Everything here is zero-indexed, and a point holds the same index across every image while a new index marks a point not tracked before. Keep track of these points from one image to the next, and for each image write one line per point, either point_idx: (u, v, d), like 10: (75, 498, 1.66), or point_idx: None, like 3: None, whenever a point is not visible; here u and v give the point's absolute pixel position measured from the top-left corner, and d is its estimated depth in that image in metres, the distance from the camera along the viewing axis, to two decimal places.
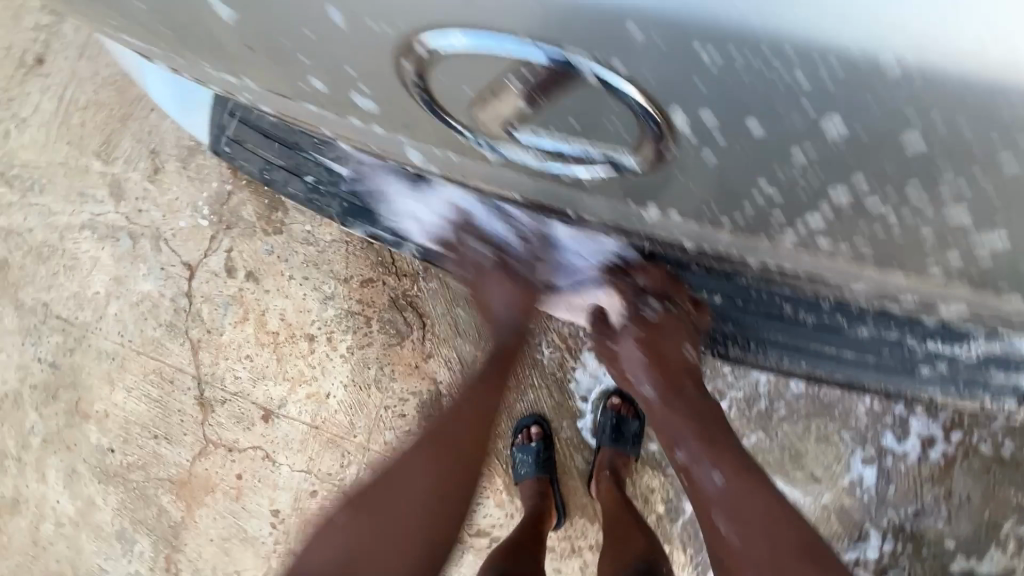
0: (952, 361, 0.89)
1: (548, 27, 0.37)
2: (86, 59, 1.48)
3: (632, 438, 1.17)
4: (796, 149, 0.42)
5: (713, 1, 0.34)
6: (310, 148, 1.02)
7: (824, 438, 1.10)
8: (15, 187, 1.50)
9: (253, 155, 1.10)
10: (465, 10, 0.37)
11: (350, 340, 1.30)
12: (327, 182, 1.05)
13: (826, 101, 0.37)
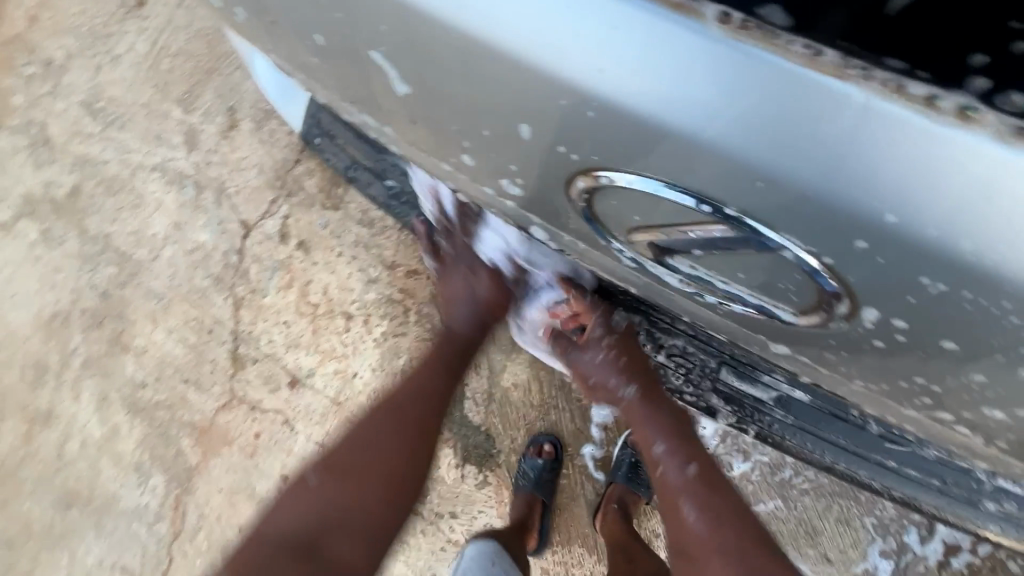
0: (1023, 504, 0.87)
1: (722, 193, 0.40)
2: (184, 9, 1.52)
3: (648, 481, 1.16)
4: (925, 342, 0.43)
5: (889, 217, 0.36)
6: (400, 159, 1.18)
7: (844, 522, 1.07)
8: (98, 119, 1.57)
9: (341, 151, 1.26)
10: (647, 161, 0.40)
11: (385, 327, 1.32)
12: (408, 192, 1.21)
13: (956, 316, 0.39)
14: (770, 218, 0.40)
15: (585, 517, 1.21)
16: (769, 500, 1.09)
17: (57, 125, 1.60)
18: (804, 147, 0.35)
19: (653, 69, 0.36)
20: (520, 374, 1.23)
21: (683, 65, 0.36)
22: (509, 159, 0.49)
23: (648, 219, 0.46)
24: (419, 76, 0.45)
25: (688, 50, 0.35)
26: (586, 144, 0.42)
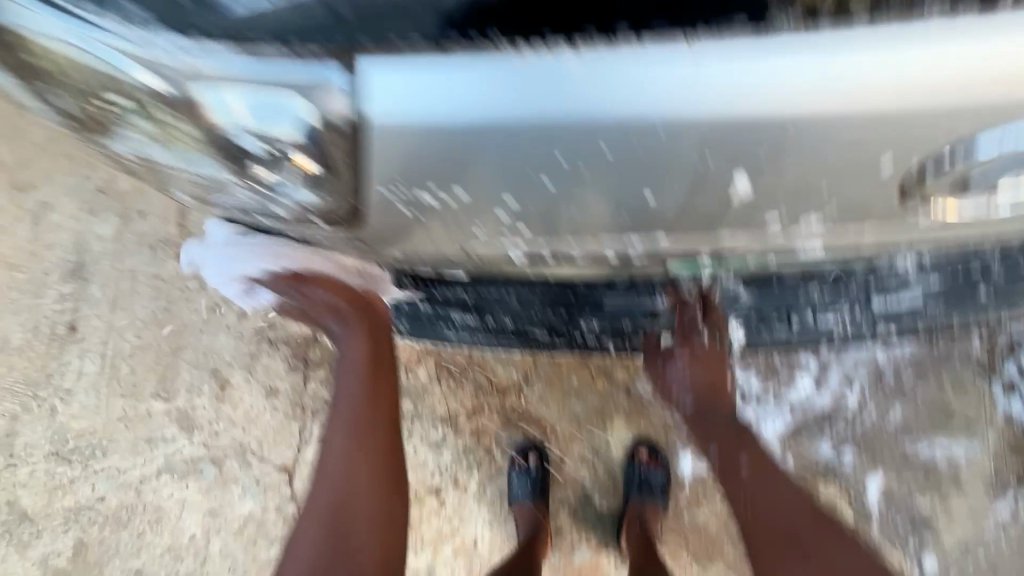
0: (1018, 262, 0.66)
1: (741, 155, 0.43)
2: (120, 309, 1.49)
3: (660, 489, 1.17)
4: (973, 232, 0.56)
5: (891, 109, 0.40)
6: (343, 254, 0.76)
7: (960, 385, 1.13)
8: (76, 461, 1.44)
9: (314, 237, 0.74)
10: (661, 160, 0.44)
11: (477, 478, 1.28)
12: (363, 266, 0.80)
13: None
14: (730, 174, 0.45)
15: None
16: (895, 407, 1.15)
17: (30, 493, 1.45)
18: (726, 96, 0.40)
19: (518, 85, 0.40)
20: (626, 439, 1.23)
21: (647, 77, 0.40)
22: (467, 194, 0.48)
23: (573, 214, 0.49)
24: (481, 169, 0.45)
25: (652, 62, 0.39)
26: (576, 175, 0.45)
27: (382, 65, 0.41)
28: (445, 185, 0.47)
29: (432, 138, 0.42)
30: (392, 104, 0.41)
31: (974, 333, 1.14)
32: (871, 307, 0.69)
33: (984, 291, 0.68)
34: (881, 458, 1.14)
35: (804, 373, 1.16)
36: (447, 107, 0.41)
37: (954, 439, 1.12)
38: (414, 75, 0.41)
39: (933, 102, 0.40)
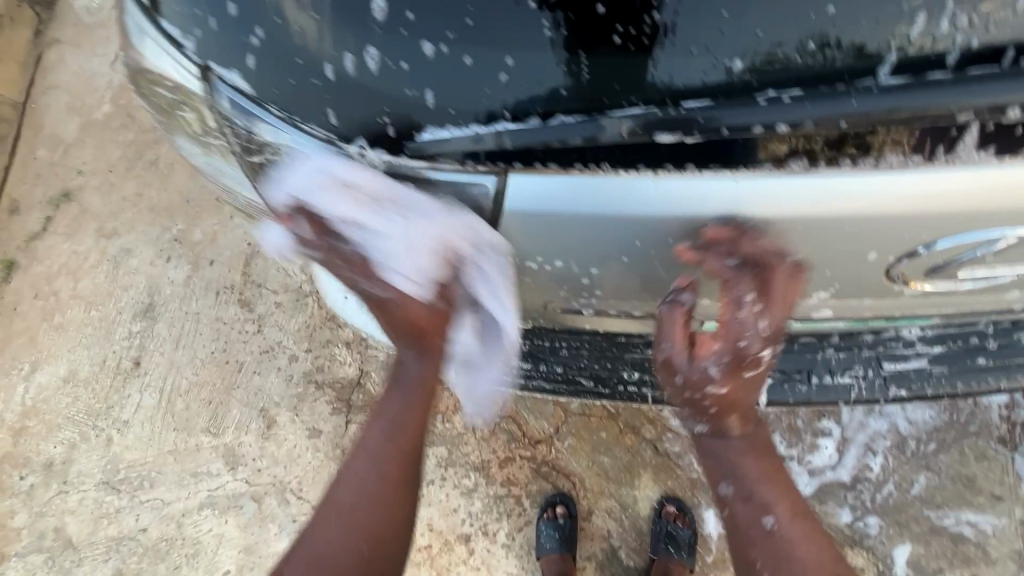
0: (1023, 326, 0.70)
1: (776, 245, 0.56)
2: (182, 347, 1.61)
3: (687, 546, 1.20)
4: (967, 308, 0.65)
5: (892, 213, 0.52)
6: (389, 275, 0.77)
7: (982, 457, 1.17)
8: (124, 490, 1.52)
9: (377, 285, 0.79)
10: (712, 247, 0.56)
11: (507, 527, 1.32)
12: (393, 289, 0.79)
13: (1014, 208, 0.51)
14: (767, 259, 0.57)
15: None
16: (919, 476, 1.18)
17: (76, 521, 1.52)
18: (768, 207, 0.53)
19: (611, 191, 0.54)
20: (653, 495, 1.27)
21: (710, 191, 0.53)
22: (552, 263, 0.61)
23: (637, 281, 0.62)
24: (572, 246, 0.58)
25: (714, 182, 0.53)
26: (645, 254, 0.58)
27: (524, 176, 0.55)
28: (547, 259, 0.60)
29: (547, 226, 0.56)
30: (522, 202, 0.56)
31: (991, 407, 1.19)
32: (878, 369, 0.73)
33: (983, 361, 0.72)
34: (908, 528, 1.16)
35: (826, 438, 1.21)
36: (554, 202, 0.55)
37: (979, 512, 1.14)
38: (543, 181, 0.55)
39: (928, 223, 0.52)
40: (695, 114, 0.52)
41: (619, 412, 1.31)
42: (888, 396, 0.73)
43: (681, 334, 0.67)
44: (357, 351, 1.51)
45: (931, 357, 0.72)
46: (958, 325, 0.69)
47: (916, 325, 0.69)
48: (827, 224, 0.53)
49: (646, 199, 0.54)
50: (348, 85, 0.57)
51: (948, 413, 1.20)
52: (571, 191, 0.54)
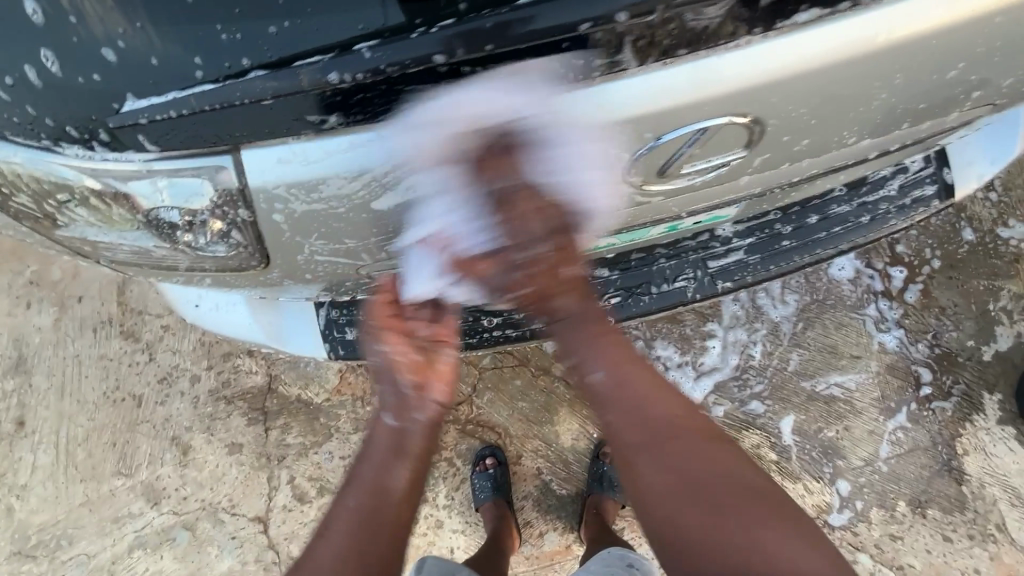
0: (821, 206, 0.77)
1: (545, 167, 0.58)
2: (68, 395, 1.50)
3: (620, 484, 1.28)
4: (760, 197, 0.71)
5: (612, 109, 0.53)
6: (158, 268, 0.70)
7: (841, 325, 1.32)
8: (42, 555, 1.42)
9: (199, 286, 0.75)
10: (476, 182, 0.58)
11: (445, 489, 1.36)
12: (198, 281, 0.72)
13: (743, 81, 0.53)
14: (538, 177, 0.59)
15: None
16: (792, 354, 1.33)
17: None
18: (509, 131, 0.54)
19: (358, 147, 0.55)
20: (574, 426, 1.35)
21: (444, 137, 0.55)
22: (336, 224, 0.60)
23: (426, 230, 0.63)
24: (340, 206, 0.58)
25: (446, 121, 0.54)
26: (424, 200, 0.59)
27: (258, 148, 0.55)
28: (318, 221, 0.60)
29: (298, 192, 0.56)
30: (265, 174, 0.56)
31: (841, 282, 1.34)
32: (706, 268, 0.80)
33: (788, 243, 0.78)
34: (790, 401, 1.31)
35: (712, 339, 1.34)
36: (309, 164, 0.55)
37: (845, 373, 1.31)
38: (280, 148, 0.55)
39: (614, 134, 0.55)
40: (459, 27, 0.51)
41: (529, 358, 1.37)
42: (715, 290, 0.80)
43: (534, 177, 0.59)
44: (262, 358, 1.47)
45: (746, 249, 0.79)
46: (758, 216, 0.76)
47: (724, 223, 0.75)
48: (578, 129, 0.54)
49: (374, 150, 0.55)
50: (41, 95, 0.56)
51: (807, 294, 1.34)
52: (322, 153, 0.55)
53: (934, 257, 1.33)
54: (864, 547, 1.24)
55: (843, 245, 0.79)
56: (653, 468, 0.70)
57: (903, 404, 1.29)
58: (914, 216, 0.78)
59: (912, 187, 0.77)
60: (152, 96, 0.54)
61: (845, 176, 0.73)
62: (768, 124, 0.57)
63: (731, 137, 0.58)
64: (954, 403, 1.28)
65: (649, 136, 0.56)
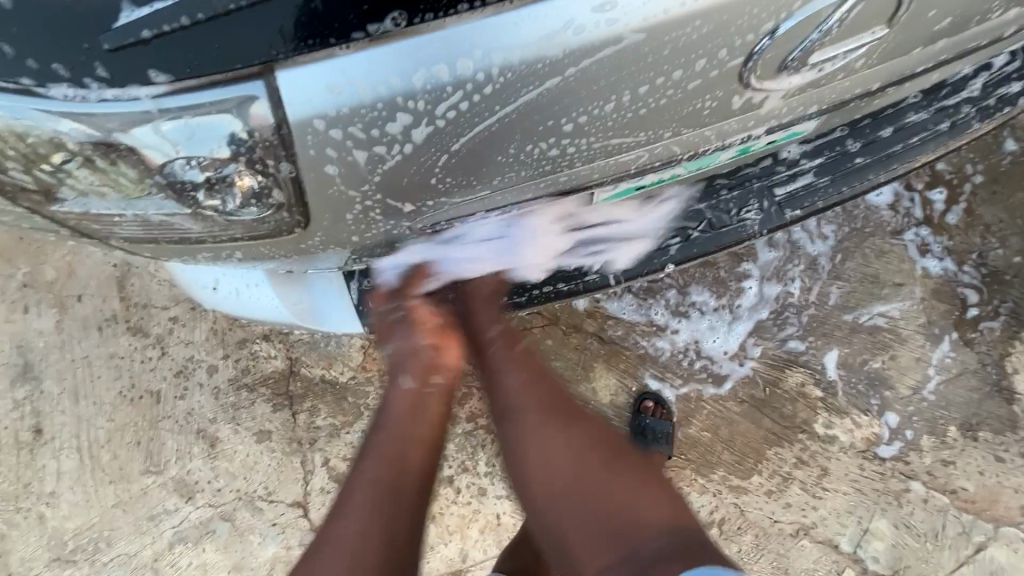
0: (896, 115, 0.69)
1: (635, 74, 0.49)
2: (83, 398, 1.44)
3: (665, 437, 1.24)
4: (841, 107, 0.63)
5: None
6: (171, 244, 0.63)
7: (882, 253, 1.27)
8: (81, 559, 1.40)
9: (215, 264, 0.68)
10: (557, 98, 0.50)
11: (484, 457, 1.33)
12: (216, 257, 0.65)
13: None
14: (625, 86, 0.50)
15: (753, 426, 1.26)
16: (832, 287, 1.27)
17: None
18: (593, 23, 0.46)
19: (421, 58, 0.47)
20: (611, 382, 1.30)
21: (523, 39, 0.46)
22: (388, 165, 0.53)
23: (493, 167, 0.55)
24: (398, 137, 0.50)
25: (521, 19, 0.46)
26: (494, 127, 0.51)
27: (300, 70, 0.47)
28: (375, 166, 0.52)
29: (349, 128, 0.49)
30: (308, 103, 0.48)
31: (879, 208, 1.27)
32: (771, 197, 0.73)
33: (860, 160, 0.71)
34: (832, 335, 1.26)
35: (748, 280, 1.29)
36: (363, 87, 0.47)
37: (888, 302, 1.26)
38: (329, 70, 0.47)
39: (710, 18, 0.47)
40: None
41: (558, 316, 1.31)
42: (785, 220, 0.73)
43: (624, 91, 0.50)
44: (279, 341, 1.41)
45: (815, 171, 0.72)
46: (828, 133, 0.69)
47: (795, 141, 0.67)
48: (670, 20, 0.47)
49: (436, 60, 0.47)
50: (32, 29, 0.51)
51: (844, 224, 1.28)
52: (378, 72, 0.47)
53: (976, 173, 1.26)
54: (916, 475, 1.22)
55: (919, 156, 0.72)
56: (539, 455, 0.82)
57: (950, 328, 1.24)
58: (994, 118, 0.71)
59: (992, 87, 0.70)
60: (154, 3, 0.49)
61: (927, 78, 0.64)
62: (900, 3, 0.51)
63: (862, 17, 0.51)
64: (1002, 322, 1.24)
65: (773, 19, 0.48)
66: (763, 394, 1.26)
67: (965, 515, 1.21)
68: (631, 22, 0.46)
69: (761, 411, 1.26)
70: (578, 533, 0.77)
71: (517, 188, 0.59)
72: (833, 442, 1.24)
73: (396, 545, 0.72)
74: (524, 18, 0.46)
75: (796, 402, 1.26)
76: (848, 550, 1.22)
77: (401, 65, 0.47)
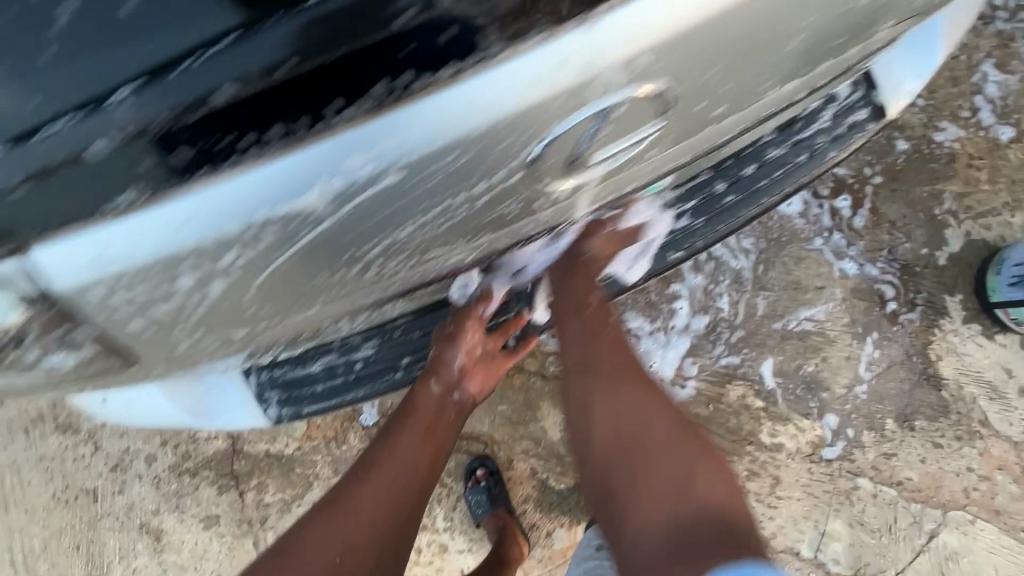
0: (756, 154, 0.73)
1: (437, 187, 0.49)
2: (13, 507, 1.36)
3: None
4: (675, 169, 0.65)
5: (488, 115, 0.45)
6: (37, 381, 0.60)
7: (800, 260, 1.31)
8: None
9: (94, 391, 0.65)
10: (361, 222, 0.50)
11: (442, 512, 1.30)
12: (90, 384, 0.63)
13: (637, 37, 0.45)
14: (428, 200, 0.50)
15: None
16: (758, 297, 1.31)
17: None
18: (371, 160, 0.46)
19: (196, 219, 0.45)
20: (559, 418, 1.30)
21: (301, 185, 0.46)
22: (210, 303, 0.52)
23: (323, 282, 0.55)
24: (207, 280, 0.49)
25: (296, 164, 0.45)
26: (303, 257, 0.51)
27: (70, 238, 0.45)
28: (206, 299, 0.51)
29: (151, 282, 0.48)
30: (87, 269, 0.46)
31: (792, 217, 1.32)
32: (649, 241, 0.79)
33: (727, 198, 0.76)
34: (765, 345, 1.29)
35: (679, 300, 1.31)
36: (145, 249, 0.45)
37: (812, 306, 1.30)
38: (100, 237, 0.45)
39: (502, 133, 0.47)
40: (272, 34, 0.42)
41: None
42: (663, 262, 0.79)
43: (439, 198, 0.51)
44: None
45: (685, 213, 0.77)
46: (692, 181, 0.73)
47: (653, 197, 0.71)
48: (455, 144, 0.46)
49: (217, 213, 0.45)
50: None
51: (762, 236, 1.32)
52: (156, 233, 0.45)
53: (875, 174, 1.32)
54: (862, 471, 1.25)
55: (784, 187, 0.76)
56: (626, 436, 0.78)
57: (873, 324, 1.29)
58: (847, 145, 0.75)
59: (842, 115, 0.74)
60: None
61: (760, 127, 0.67)
62: (668, 99, 0.50)
63: (632, 112, 0.50)
64: (921, 313, 1.29)
65: (532, 133, 0.47)
66: (707, 411, 1.28)
67: (914, 505, 1.23)
68: (414, 153, 0.46)
69: (708, 428, 1.27)
70: (632, 516, 0.74)
71: (376, 277, 0.59)
72: (780, 450, 1.26)
73: (379, 519, 0.78)
74: (297, 163, 0.45)
75: (740, 415, 1.28)
76: (809, 556, 1.23)
77: (182, 223, 0.45)
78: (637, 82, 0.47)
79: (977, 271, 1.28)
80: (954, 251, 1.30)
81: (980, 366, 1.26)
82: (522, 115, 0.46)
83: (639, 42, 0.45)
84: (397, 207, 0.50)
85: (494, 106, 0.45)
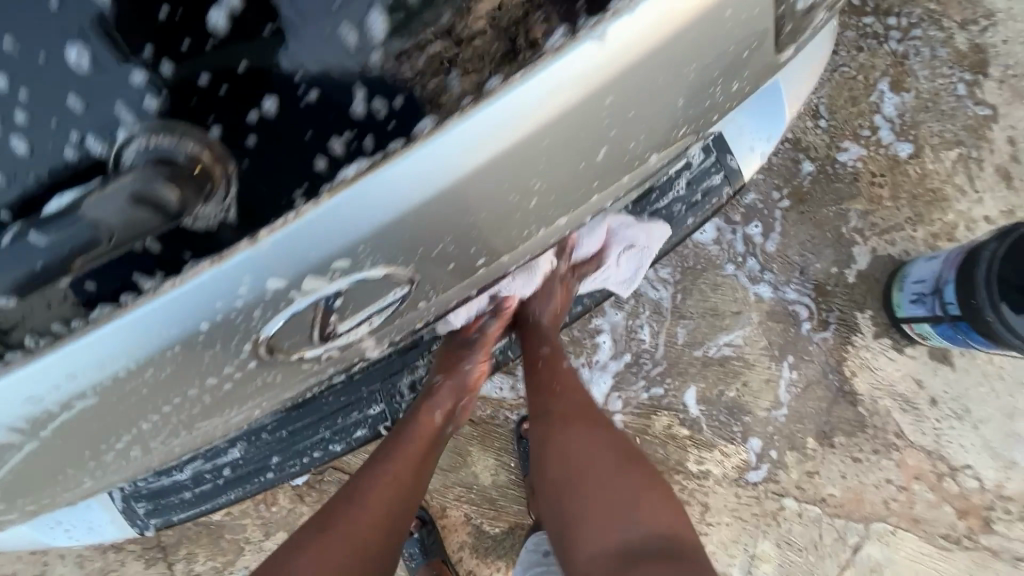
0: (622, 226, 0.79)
1: (224, 347, 0.46)
2: None
3: None
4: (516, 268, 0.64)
5: (252, 287, 0.42)
6: None
7: (716, 287, 1.33)
8: None
9: None
10: (150, 389, 0.47)
11: None
12: None
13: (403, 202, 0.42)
14: (215, 356, 0.47)
15: None
16: (678, 326, 1.32)
17: None
18: (131, 347, 0.42)
19: None
20: (489, 462, 1.29)
21: (59, 379, 0.42)
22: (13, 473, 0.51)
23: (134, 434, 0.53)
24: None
25: (46, 363, 0.41)
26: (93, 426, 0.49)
27: None
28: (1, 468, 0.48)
29: None
30: None
31: (706, 244, 1.34)
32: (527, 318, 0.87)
33: None
34: (687, 374, 1.31)
35: (601, 334, 1.31)
36: None
37: (731, 332, 1.32)
38: None
39: (276, 299, 0.44)
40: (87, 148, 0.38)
41: None
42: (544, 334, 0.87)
43: (233, 354, 0.48)
44: None
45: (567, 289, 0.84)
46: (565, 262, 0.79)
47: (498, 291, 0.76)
48: (222, 318, 0.43)
49: None
50: None
51: (678, 265, 1.33)
52: None
53: (783, 197, 1.35)
54: (787, 491, 1.28)
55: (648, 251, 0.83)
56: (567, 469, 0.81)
57: (789, 345, 1.32)
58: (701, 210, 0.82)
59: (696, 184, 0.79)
60: None
61: (583, 222, 0.64)
62: (412, 266, 0.48)
63: (383, 277, 0.47)
64: (834, 331, 1.32)
65: (269, 310, 0.45)
66: (635, 443, 1.29)
67: (837, 520, 1.27)
68: (173, 332, 0.42)
69: None
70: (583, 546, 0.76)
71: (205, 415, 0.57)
72: (707, 477, 1.28)
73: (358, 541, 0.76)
74: (48, 362, 0.41)
75: (666, 444, 1.29)
76: None
77: None
78: (418, 233, 0.45)
79: (884, 286, 1.32)
80: (862, 268, 1.34)
81: (892, 379, 1.30)
82: (299, 275, 0.43)
83: (346, 233, 0.42)
84: (183, 369, 0.47)
85: (263, 272, 0.42)
